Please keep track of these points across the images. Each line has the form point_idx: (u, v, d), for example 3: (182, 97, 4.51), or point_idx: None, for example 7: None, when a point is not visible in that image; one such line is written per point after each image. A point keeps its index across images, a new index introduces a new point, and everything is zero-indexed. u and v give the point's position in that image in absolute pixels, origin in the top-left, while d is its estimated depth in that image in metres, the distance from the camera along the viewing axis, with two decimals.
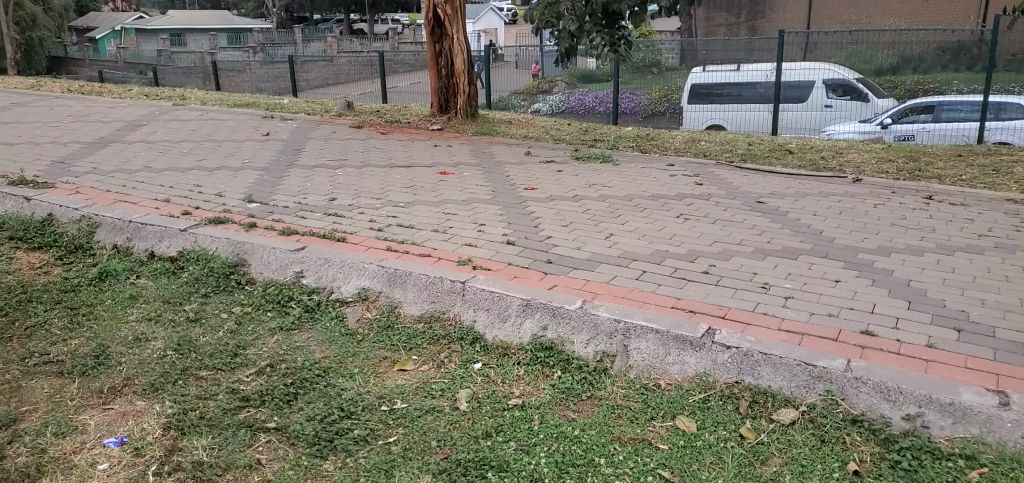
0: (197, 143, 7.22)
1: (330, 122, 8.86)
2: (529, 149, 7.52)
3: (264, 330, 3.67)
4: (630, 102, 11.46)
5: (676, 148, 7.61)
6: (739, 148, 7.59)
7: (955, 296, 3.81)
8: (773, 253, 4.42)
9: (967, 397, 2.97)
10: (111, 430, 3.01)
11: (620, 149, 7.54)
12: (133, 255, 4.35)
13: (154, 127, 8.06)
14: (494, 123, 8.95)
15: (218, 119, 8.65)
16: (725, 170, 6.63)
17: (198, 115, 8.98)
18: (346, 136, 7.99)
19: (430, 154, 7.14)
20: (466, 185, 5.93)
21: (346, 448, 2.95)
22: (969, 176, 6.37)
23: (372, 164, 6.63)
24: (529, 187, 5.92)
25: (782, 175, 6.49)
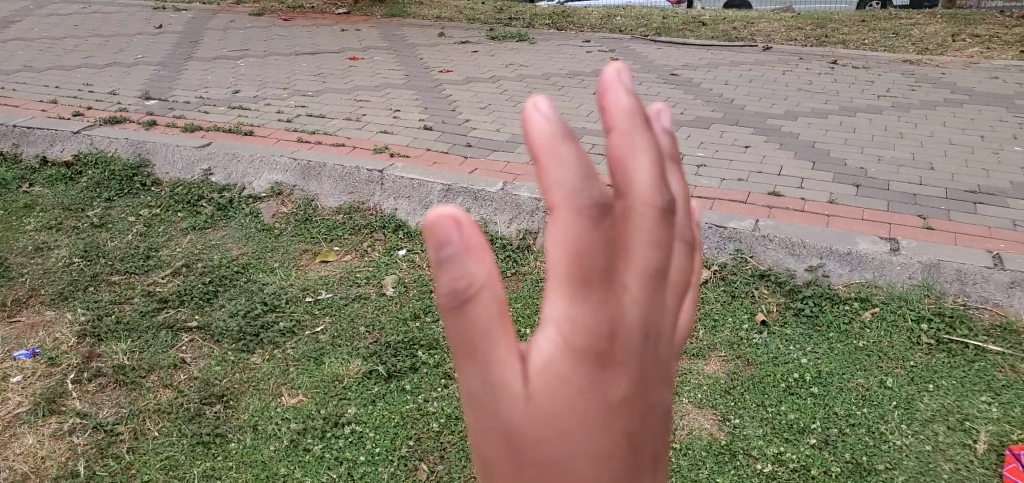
0: (82, 38, 6.67)
1: (227, 10, 8.32)
2: (443, 30, 7.31)
3: (176, 231, 3.55)
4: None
5: (590, 24, 7.58)
6: (654, 23, 7.64)
7: (855, 154, 4.15)
8: (685, 124, 4.65)
9: (862, 247, 3.20)
10: (21, 342, 2.88)
11: (535, 27, 7.48)
12: (23, 163, 4.06)
13: (29, 22, 7.35)
14: (403, 3, 8.62)
15: (103, 13, 7.95)
16: (639, 46, 6.75)
17: (78, 8, 8.22)
18: (246, 24, 7.56)
19: (337, 39, 6.91)
20: (377, 70, 5.83)
21: (273, 340, 2.93)
22: (870, 40, 6.67)
23: (276, 52, 6.38)
24: (444, 69, 5.84)
25: (694, 47, 6.68)
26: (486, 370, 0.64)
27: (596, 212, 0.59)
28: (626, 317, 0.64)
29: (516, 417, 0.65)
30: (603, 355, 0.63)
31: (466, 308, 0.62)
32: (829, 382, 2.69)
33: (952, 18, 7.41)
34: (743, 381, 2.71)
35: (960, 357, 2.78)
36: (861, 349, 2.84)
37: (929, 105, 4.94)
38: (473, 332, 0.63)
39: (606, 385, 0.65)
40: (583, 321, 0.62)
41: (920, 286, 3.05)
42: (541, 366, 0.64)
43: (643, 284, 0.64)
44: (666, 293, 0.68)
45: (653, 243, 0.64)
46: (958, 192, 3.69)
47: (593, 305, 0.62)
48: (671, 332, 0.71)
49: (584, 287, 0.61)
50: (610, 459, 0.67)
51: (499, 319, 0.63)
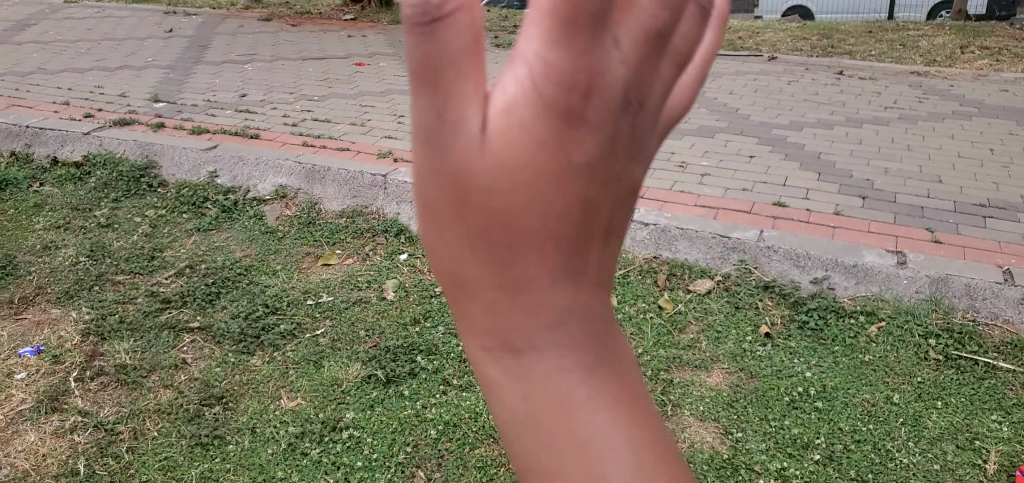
0: (95, 42, 6.78)
1: (237, 16, 8.42)
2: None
3: (181, 232, 3.58)
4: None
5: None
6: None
7: (862, 166, 4.10)
8: (690, 134, 4.63)
9: (869, 259, 3.16)
10: (26, 340, 2.91)
11: None
12: (34, 163, 4.12)
13: (44, 26, 7.48)
14: None
15: (116, 18, 8.07)
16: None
17: (93, 12, 8.36)
18: (255, 29, 7.66)
19: (344, 45, 6.99)
20: (383, 76, 5.89)
21: (273, 342, 2.93)
22: (878, 51, 6.63)
23: (284, 57, 6.47)
24: None
25: None
26: (449, 103, 0.70)
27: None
28: (604, 75, 0.69)
29: (471, 165, 0.71)
30: (569, 107, 0.69)
31: (437, 27, 0.69)
32: (834, 397, 2.64)
33: (962, 30, 7.36)
34: (746, 394, 2.66)
35: (969, 374, 2.71)
36: (866, 364, 2.78)
37: (937, 116, 4.89)
38: (439, 57, 0.69)
39: (567, 142, 0.70)
40: (557, 69, 0.68)
41: (928, 301, 3.00)
42: (502, 110, 0.70)
43: (632, 44, 0.69)
44: (656, 63, 0.72)
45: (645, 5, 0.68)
46: (967, 205, 3.64)
47: (572, 52, 0.67)
48: (650, 112, 0.75)
49: (555, 41, 0.66)
50: (560, 222, 0.74)
51: (469, 54, 0.70)
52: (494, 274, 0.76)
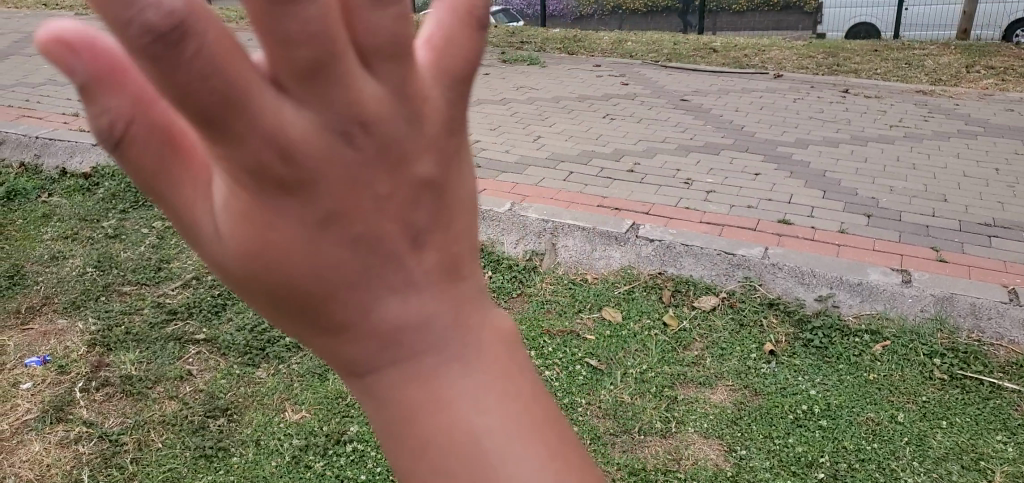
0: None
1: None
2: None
3: (187, 243, 3.60)
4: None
5: (602, 49, 7.68)
6: (665, 49, 7.70)
7: (868, 184, 4.11)
8: (695, 150, 4.64)
9: (873, 278, 3.17)
10: (32, 350, 2.92)
11: (547, 52, 7.59)
12: (43, 173, 4.15)
13: None
14: None
15: None
16: (650, 71, 6.80)
17: None
18: None
19: None
20: None
21: (279, 355, 2.94)
22: (883, 69, 6.66)
23: None
24: None
25: (705, 72, 6.73)
26: (180, 209, 0.66)
27: (159, 44, 0.53)
28: (290, 134, 0.59)
29: (225, 254, 0.67)
30: (269, 175, 0.60)
31: (125, 152, 0.62)
32: (838, 415, 2.63)
33: (967, 49, 7.39)
34: (750, 411, 2.65)
35: (974, 393, 2.70)
36: (871, 382, 2.78)
37: (942, 135, 4.90)
38: (147, 179, 0.64)
39: (285, 208, 0.63)
40: (230, 152, 0.59)
41: (933, 320, 2.99)
42: (222, 197, 0.64)
43: (297, 90, 0.58)
44: (346, 78, 0.59)
45: (289, 46, 0.56)
46: (972, 224, 3.63)
47: (239, 137, 0.58)
48: (382, 115, 0.63)
49: (208, 126, 0.57)
50: (333, 272, 0.67)
51: (169, 154, 0.63)
52: (304, 329, 0.72)
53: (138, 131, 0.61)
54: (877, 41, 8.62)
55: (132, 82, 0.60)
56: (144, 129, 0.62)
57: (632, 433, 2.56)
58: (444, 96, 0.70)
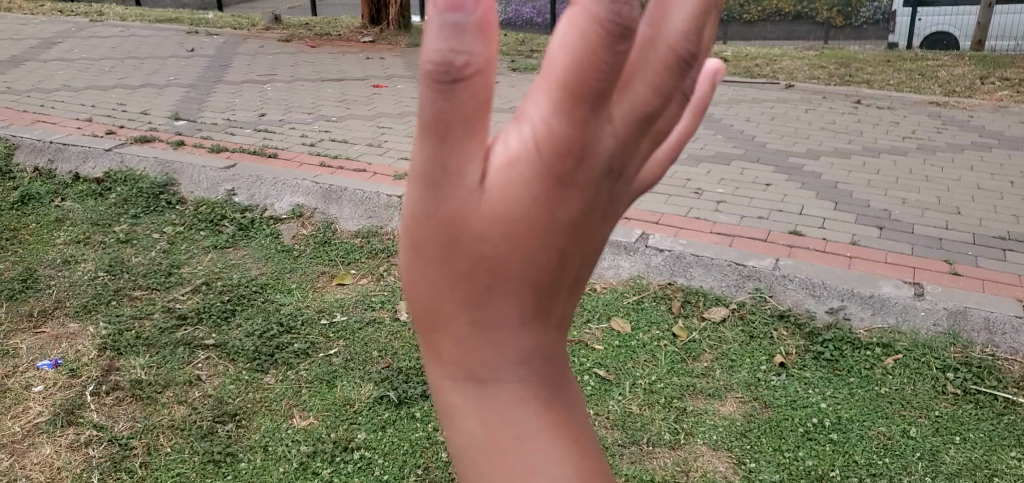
0: (119, 60, 6.90)
1: (257, 36, 8.55)
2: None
3: (198, 249, 3.62)
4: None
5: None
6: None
7: (880, 196, 4.08)
8: (706, 160, 4.62)
9: (885, 290, 3.14)
10: (44, 353, 2.94)
11: None
12: (57, 177, 4.18)
13: (70, 43, 7.62)
14: None
15: (141, 36, 8.22)
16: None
17: (118, 31, 8.53)
18: (276, 50, 7.78)
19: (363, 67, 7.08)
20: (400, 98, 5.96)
21: (287, 361, 2.95)
22: (895, 80, 6.62)
23: (303, 78, 6.56)
24: None
25: None
26: (454, 147, 0.61)
27: (621, 30, 0.56)
28: (603, 146, 0.62)
29: (461, 211, 0.63)
30: (564, 167, 0.62)
31: (462, 81, 0.59)
32: (849, 429, 2.61)
33: (981, 60, 7.32)
34: (759, 424, 2.63)
35: (988, 409, 2.67)
36: (883, 396, 2.75)
37: (956, 147, 4.85)
38: (464, 110, 0.60)
39: (556, 201, 0.63)
40: (559, 130, 0.60)
41: (946, 334, 2.96)
42: (498, 164, 0.62)
43: (631, 122, 0.63)
44: (650, 142, 0.67)
45: (651, 86, 0.62)
46: (986, 237, 3.60)
47: (571, 122, 0.60)
48: (630, 182, 0.69)
49: (570, 102, 0.59)
50: (534, 275, 0.67)
51: (483, 113, 0.61)
52: (464, 307, 0.67)
53: (486, 76, 0.60)
54: (889, 51, 8.56)
55: (495, 33, 0.60)
56: (488, 75, 0.60)
57: (640, 445, 2.54)
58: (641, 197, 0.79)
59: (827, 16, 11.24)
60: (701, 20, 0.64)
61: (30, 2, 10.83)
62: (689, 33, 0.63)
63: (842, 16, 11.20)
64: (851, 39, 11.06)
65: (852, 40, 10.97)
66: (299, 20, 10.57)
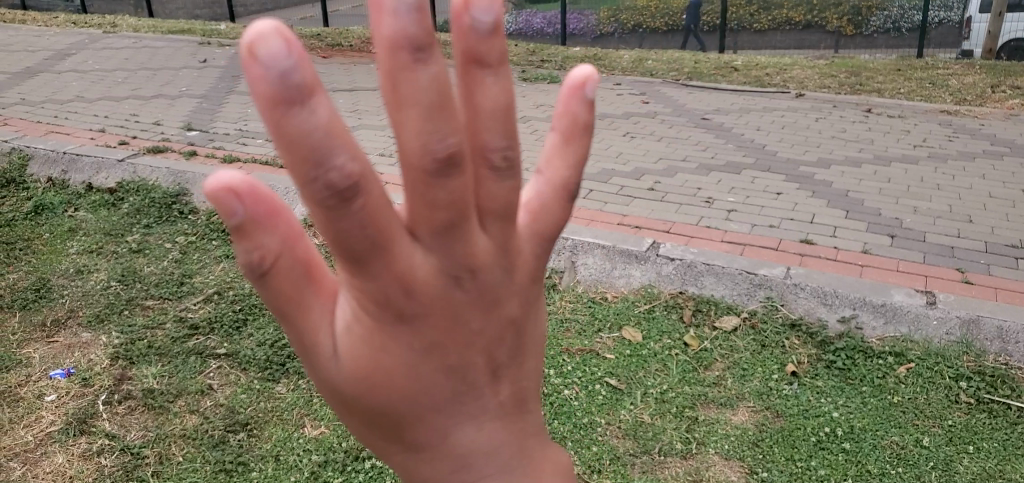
0: (131, 71, 6.95)
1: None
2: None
3: (210, 258, 3.63)
4: (579, 22, 11.21)
5: (621, 68, 7.70)
6: (685, 67, 7.71)
7: (891, 205, 4.07)
8: (716, 169, 4.62)
9: (897, 299, 3.13)
10: (57, 362, 2.95)
11: (567, 69, 7.61)
12: (70, 187, 4.21)
13: (83, 55, 7.68)
14: None
15: (152, 47, 8.28)
16: (670, 89, 6.80)
17: (131, 42, 8.60)
18: None
19: (374, 77, 7.12)
20: None
21: (299, 370, 2.95)
22: (906, 89, 6.62)
23: None
24: None
25: (726, 91, 6.73)
26: (305, 329, 0.80)
27: (336, 199, 0.67)
28: (416, 275, 0.75)
29: (338, 375, 0.82)
30: (393, 308, 0.76)
31: (270, 274, 0.75)
32: (861, 439, 2.59)
33: (992, 69, 7.31)
34: (772, 433, 2.61)
35: (1002, 418, 2.65)
36: (895, 405, 2.73)
37: (968, 156, 4.84)
38: (287, 291, 0.77)
39: (403, 335, 0.78)
40: (368, 287, 0.74)
41: (959, 343, 2.95)
42: (345, 322, 0.80)
43: (429, 239, 0.75)
44: (468, 235, 0.77)
45: (428, 208, 0.72)
46: (998, 246, 3.59)
47: (371, 277, 0.73)
48: (484, 265, 0.80)
49: (355, 262, 0.72)
50: (427, 392, 0.83)
51: (306, 288, 0.78)
52: (390, 444, 0.88)
53: (287, 255, 0.75)
54: (900, 59, 8.55)
55: (279, 223, 0.73)
56: (289, 252, 0.75)
57: (653, 454, 2.54)
58: (531, 253, 0.89)
59: (837, 25, 11.24)
60: (441, 113, 0.68)
61: (44, 14, 10.93)
62: (429, 138, 0.69)
63: (852, 25, 11.15)
64: (861, 48, 11.06)
65: (862, 48, 10.96)
66: (308, 30, 10.64)
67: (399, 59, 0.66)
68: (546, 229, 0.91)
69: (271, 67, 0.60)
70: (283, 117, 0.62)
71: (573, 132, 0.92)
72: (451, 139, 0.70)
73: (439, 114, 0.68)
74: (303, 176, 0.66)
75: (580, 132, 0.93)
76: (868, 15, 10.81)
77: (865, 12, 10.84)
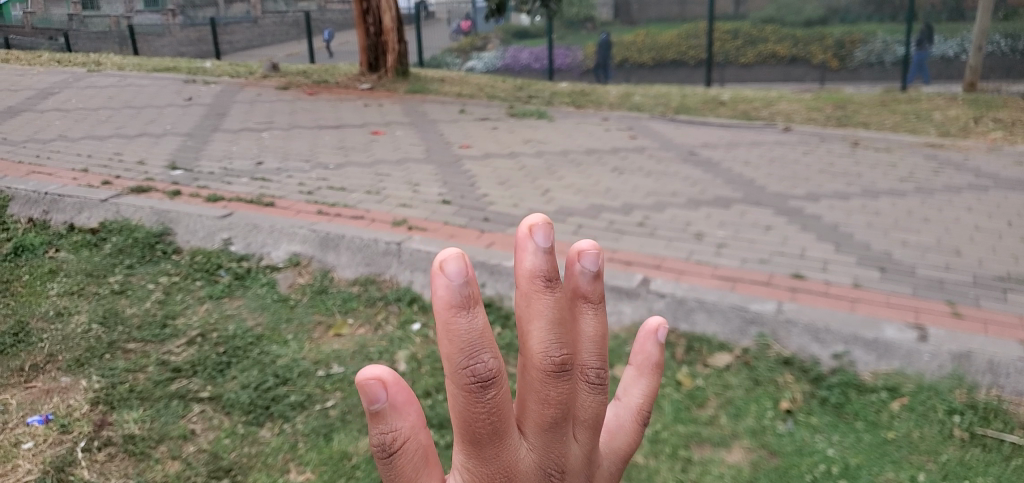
0: (116, 110, 6.91)
1: (255, 85, 8.59)
2: (464, 107, 7.50)
3: (194, 299, 3.56)
4: (565, 58, 11.64)
5: (609, 103, 7.72)
6: (672, 102, 7.75)
7: (881, 238, 4.08)
8: (705, 204, 4.61)
9: (888, 334, 3.08)
10: (34, 408, 2.86)
11: (555, 105, 7.64)
12: (51, 229, 4.15)
13: (67, 94, 7.61)
14: (427, 81, 8.96)
15: (136, 86, 8.22)
16: (658, 124, 6.82)
17: (115, 81, 8.55)
18: (273, 98, 7.83)
19: (361, 115, 7.11)
20: (399, 144, 5.97)
21: (283, 414, 2.87)
22: (891, 122, 6.68)
23: (301, 126, 6.57)
24: (464, 145, 5.96)
25: (713, 126, 6.77)
26: None
27: (476, 389, 0.87)
28: (521, 467, 0.96)
29: None
30: None
31: (396, 456, 0.95)
32: (857, 476, 2.51)
33: (975, 102, 7.39)
34: (766, 471, 2.55)
35: (996, 453, 2.59)
36: (890, 441, 2.67)
37: (953, 189, 4.87)
38: (408, 471, 0.96)
39: None
40: (484, 471, 0.95)
41: (951, 377, 2.91)
42: None
43: (536, 437, 0.97)
44: (566, 437, 0.99)
45: (541, 405, 0.95)
46: (987, 278, 3.59)
47: (485, 466, 0.95)
48: (576, 466, 1.02)
49: (477, 447, 0.93)
50: None
51: (425, 474, 0.98)
52: None
53: (413, 438, 0.95)
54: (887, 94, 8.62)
55: (407, 411, 0.93)
56: (415, 436, 0.95)
57: None
58: (608, 470, 1.12)
59: (822, 59, 11.24)
60: (561, 329, 0.91)
61: (30, 52, 10.95)
62: (550, 348, 0.91)
63: (838, 59, 11.09)
64: (846, 81, 11.05)
65: (847, 82, 11.00)
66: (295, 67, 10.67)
67: (535, 284, 0.89)
68: (621, 450, 1.16)
69: (452, 279, 0.81)
70: (451, 317, 0.83)
71: (644, 368, 1.24)
72: (564, 351, 0.92)
73: (558, 329, 0.91)
74: (455, 366, 0.85)
75: (651, 370, 1.24)
76: (851, 50, 10.86)
77: (848, 46, 10.90)
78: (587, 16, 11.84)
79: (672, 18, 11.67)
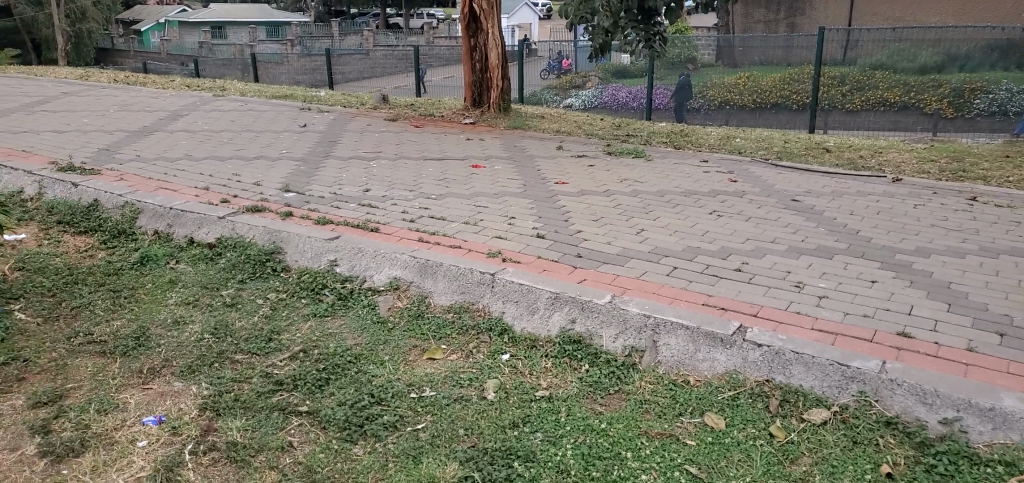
0: (235, 132, 7.40)
1: (365, 115, 8.99)
2: (562, 144, 7.59)
3: (298, 316, 3.76)
4: (663, 98, 11.72)
5: (709, 145, 7.64)
6: (775, 147, 7.58)
7: (1000, 300, 3.85)
8: (807, 253, 4.49)
9: (1008, 403, 2.86)
10: (150, 409, 3.07)
11: (653, 145, 7.63)
12: (173, 241, 4.49)
13: (195, 116, 8.22)
14: (526, 117, 9.12)
15: (255, 111, 8.79)
16: (759, 168, 6.68)
17: (238, 105, 9.16)
18: (381, 128, 8.17)
19: (462, 147, 7.32)
20: (498, 178, 6.08)
21: (376, 433, 2.96)
22: (1016, 178, 6.27)
23: (407, 156, 6.82)
24: (561, 181, 6.02)
25: (817, 172, 6.57)
26: None
27: None
28: None
29: None
30: None
31: None
32: None
33: None
34: None
35: None
36: None
37: None
38: None
39: None
40: None
41: None
42: None
43: None
44: None
45: None
46: None
47: None
48: None
49: None
50: None
51: None
52: None
53: None
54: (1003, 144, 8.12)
55: None
56: None
57: None
58: None
59: (936, 107, 10.15)
60: None
61: (163, 76, 11.94)
62: None
63: (953, 108, 10.07)
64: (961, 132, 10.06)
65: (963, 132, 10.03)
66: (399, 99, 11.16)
67: None
68: None
69: None
70: None
71: None
72: None
73: None
74: None
75: None
76: (970, 98, 9.98)
77: (967, 94, 9.99)
78: (689, 56, 11.45)
79: (776, 62, 11.08)
